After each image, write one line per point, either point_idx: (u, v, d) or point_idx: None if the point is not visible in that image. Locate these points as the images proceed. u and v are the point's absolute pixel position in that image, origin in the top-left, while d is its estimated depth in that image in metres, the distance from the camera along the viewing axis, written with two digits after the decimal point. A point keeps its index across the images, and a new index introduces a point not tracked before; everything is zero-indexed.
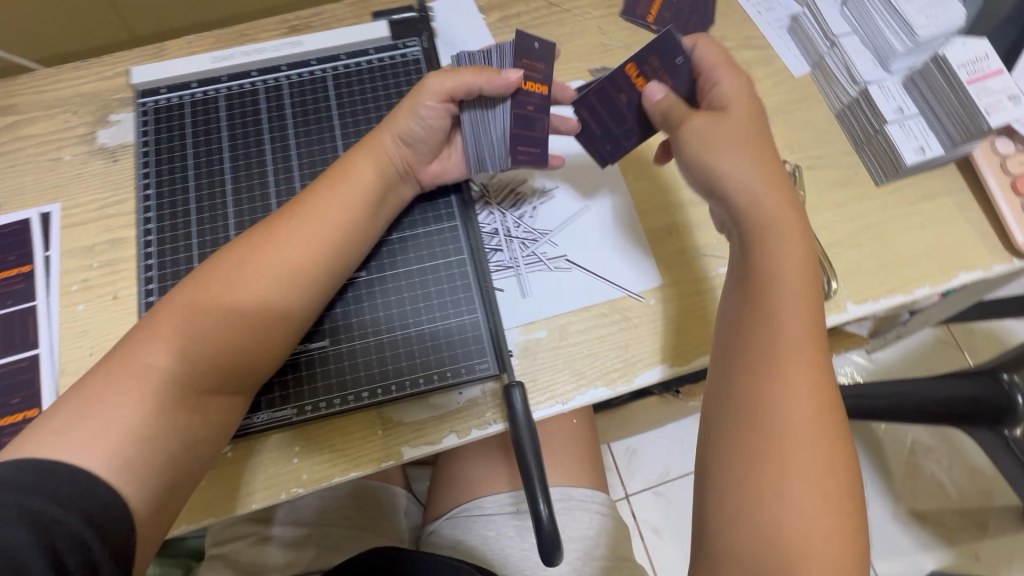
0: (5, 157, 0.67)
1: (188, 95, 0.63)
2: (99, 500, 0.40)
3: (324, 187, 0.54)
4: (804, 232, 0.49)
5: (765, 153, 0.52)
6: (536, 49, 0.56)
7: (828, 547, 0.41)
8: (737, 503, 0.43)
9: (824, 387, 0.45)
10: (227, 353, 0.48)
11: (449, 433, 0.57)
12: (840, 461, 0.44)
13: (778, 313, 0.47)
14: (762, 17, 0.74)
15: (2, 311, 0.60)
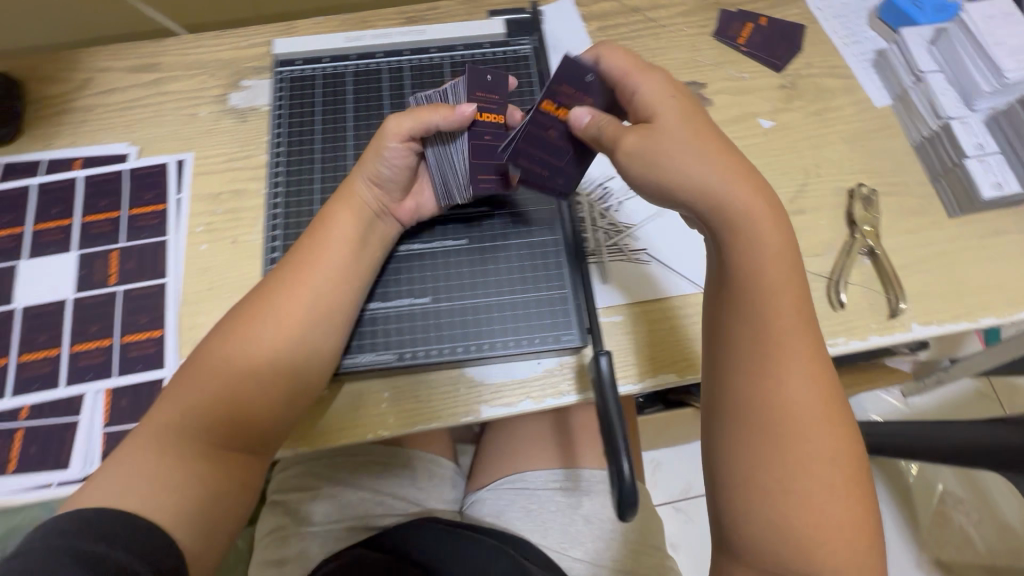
0: (148, 109, 0.75)
1: (320, 68, 0.71)
2: (144, 539, 0.47)
3: (310, 247, 0.58)
4: (780, 224, 0.49)
5: (726, 151, 0.51)
6: (489, 81, 0.59)
7: (838, 534, 0.46)
8: (752, 498, 0.47)
9: (823, 385, 0.48)
10: (224, 392, 0.53)
11: (525, 398, 0.61)
12: (844, 452, 0.48)
13: (770, 317, 0.48)
14: (849, 49, 0.78)
15: (137, 242, 0.66)
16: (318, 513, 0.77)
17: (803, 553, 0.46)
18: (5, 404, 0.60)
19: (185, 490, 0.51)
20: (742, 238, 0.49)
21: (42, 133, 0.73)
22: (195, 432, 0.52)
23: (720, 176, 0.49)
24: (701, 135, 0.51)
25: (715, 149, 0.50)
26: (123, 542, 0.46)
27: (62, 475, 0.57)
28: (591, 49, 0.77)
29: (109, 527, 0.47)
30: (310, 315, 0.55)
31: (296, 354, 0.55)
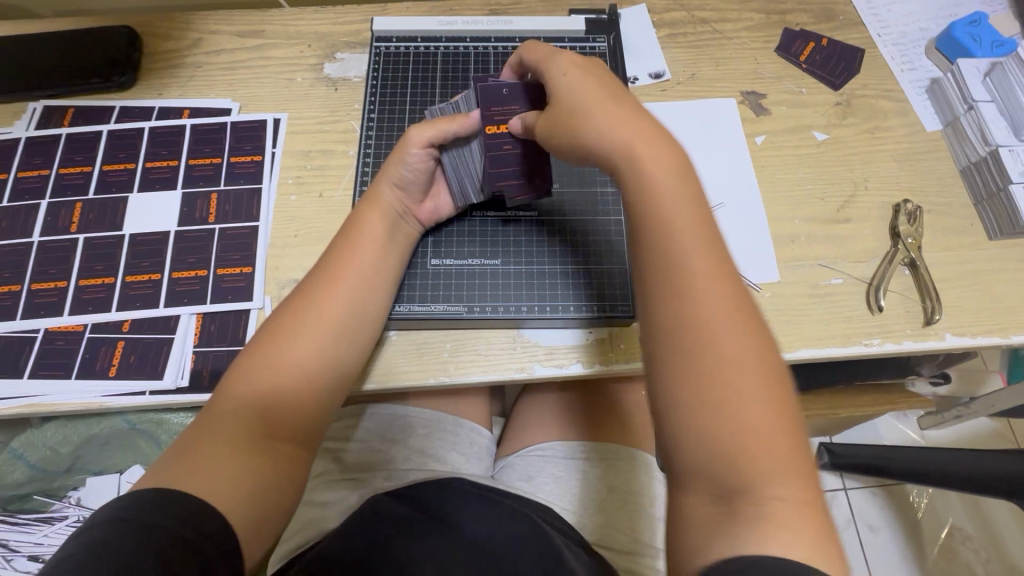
0: (250, 70, 0.81)
1: (413, 46, 0.78)
2: (200, 518, 0.45)
3: (340, 250, 0.61)
4: (675, 158, 0.51)
5: (643, 107, 0.54)
6: (504, 95, 0.64)
7: (772, 448, 0.42)
8: (685, 419, 0.44)
9: (737, 310, 0.46)
10: (271, 400, 0.54)
11: (574, 362, 0.66)
12: (769, 362, 0.44)
13: (672, 234, 0.48)
14: (904, 75, 0.82)
15: (235, 187, 0.73)
16: (359, 461, 0.79)
17: (740, 474, 0.42)
18: (109, 317, 0.66)
19: (239, 480, 0.49)
20: (659, 168, 0.50)
21: (155, 83, 0.80)
22: (235, 423, 0.52)
23: (630, 123, 0.52)
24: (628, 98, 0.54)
25: (629, 108, 0.53)
26: (173, 513, 0.44)
27: (156, 383, 0.64)
28: (659, 54, 0.82)
29: (163, 497, 0.45)
30: (343, 314, 0.58)
31: (333, 348, 0.57)
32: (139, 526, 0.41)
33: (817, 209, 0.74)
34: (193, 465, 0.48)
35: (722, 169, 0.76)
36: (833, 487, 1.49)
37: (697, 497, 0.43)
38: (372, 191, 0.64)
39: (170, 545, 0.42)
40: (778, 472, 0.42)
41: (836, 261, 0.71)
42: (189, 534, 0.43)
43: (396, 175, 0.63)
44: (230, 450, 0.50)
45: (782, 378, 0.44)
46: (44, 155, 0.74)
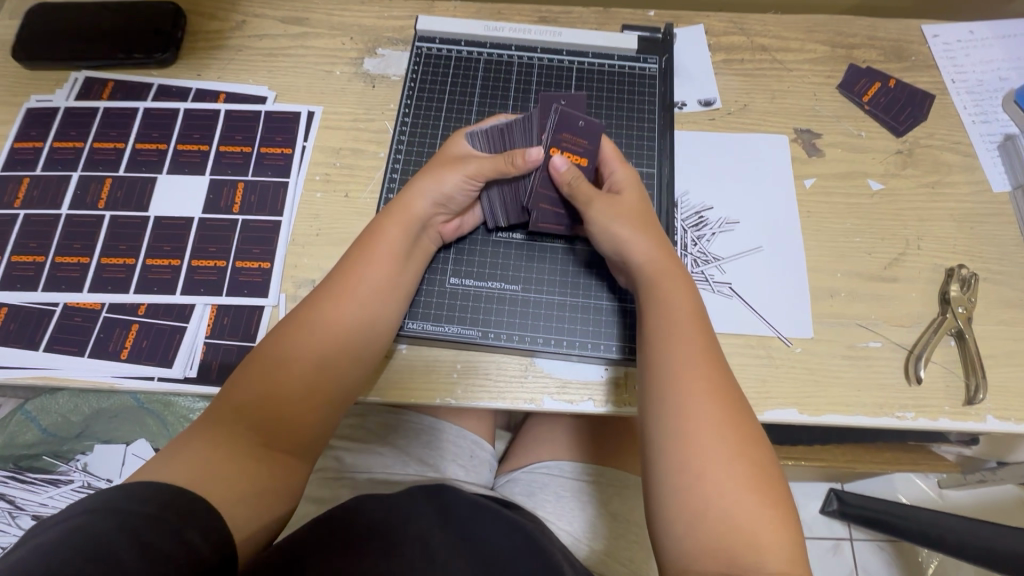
0: (290, 58, 0.80)
1: (456, 51, 0.76)
2: (195, 513, 0.44)
3: (359, 255, 0.59)
4: (679, 271, 0.59)
5: (646, 212, 0.62)
6: (581, 127, 0.64)
7: (766, 528, 0.46)
8: (684, 500, 0.47)
9: (729, 405, 0.51)
10: (273, 402, 0.53)
11: (586, 399, 0.64)
12: (756, 449, 0.49)
13: (672, 328, 0.54)
14: (976, 128, 0.76)
15: (263, 178, 0.72)
16: (359, 464, 0.78)
17: (739, 551, 0.45)
18: (126, 298, 0.66)
19: (236, 477, 0.48)
20: (662, 273, 0.58)
21: (196, 63, 0.79)
22: (230, 426, 0.51)
23: (637, 231, 0.60)
24: (636, 204, 0.62)
25: (638, 213, 0.61)
26: (151, 498, 0.43)
27: (165, 371, 0.64)
28: (712, 79, 0.78)
29: (150, 487, 0.44)
30: (355, 322, 0.57)
31: (338, 357, 0.56)
32: (117, 511, 0.41)
33: (863, 265, 0.69)
34: (186, 462, 0.48)
35: (765, 210, 0.72)
36: (840, 535, 1.45)
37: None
38: (402, 199, 0.62)
39: (148, 527, 0.41)
40: (773, 552, 0.45)
41: (876, 323, 0.67)
42: (170, 520, 0.42)
43: (433, 188, 0.62)
44: (227, 453, 0.49)
45: (771, 464, 0.49)
46: (80, 127, 0.75)
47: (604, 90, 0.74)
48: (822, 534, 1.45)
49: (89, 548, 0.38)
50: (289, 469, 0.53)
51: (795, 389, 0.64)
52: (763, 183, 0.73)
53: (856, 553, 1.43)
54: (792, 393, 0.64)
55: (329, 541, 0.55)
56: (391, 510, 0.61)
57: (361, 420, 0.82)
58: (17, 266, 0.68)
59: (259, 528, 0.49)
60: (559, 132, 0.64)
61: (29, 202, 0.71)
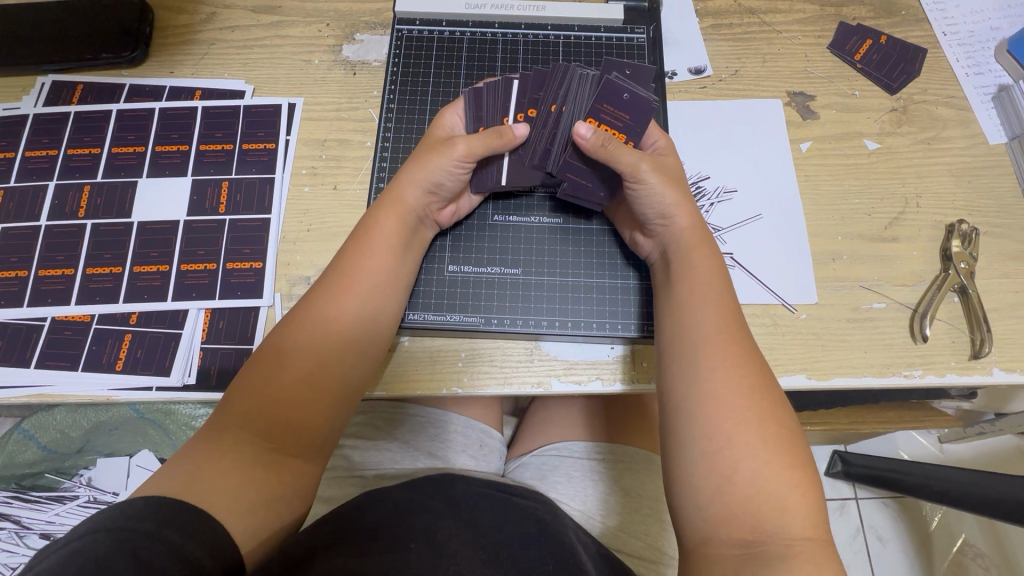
0: (266, 49, 0.77)
1: (437, 31, 0.73)
2: (197, 524, 0.43)
3: (354, 248, 0.58)
4: (707, 242, 0.58)
5: (679, 177, 0.60)
6: (625, 100, 0.60)
7: (789, 491, 0.46)
8: (708, 467, 0.47)
9: (755, 372, 0.50)
10: (278, 403, 0.51)
11: (594, 379, 0.63)
12: (779, 413, 0.49)
13: (698, 299, 0.54)
14: (969, 80, 0.75)
15: (247, 176, 0.70)
16: (369, 461, 0.77)
17: (763, 515, 0.45)
18: (116, 309, 0.64)
19: (246, 480, 0.48)
20: (692, 240, 0.57)
21: (168, 60, 0.76)
22: (240, 430, 0.50)
23: (673, 194, 0.58)
24: (665, 168, 0.60)
25: (676, 176, 0.60)
26: (151, 514, 0.42)
27: (163, 380, 0.62)
28: (702, 46, 0.76)
29: (148, 502, 0.43)
30: (360, 317, 0.56)
31: (343, 354, 0.55)
32: (112, 531, 0.41)
33: (863, 226, 0.69)
34: (188, 469, 0.47)
35: (762, 178, 0.71)
36: (845, 496, 1.47)
37: (719, 546, 0.45)
38: (393, 190, 0.60)
39: (145, 543, 0.41)
40: (795, 514, 0.45)
41: (879, 283, 0.66)
42: (171, 536, 0.41)
43: (426, 176, 0.59)
44: (233, 457, 0.48)
45: (794, 428, 0.49)
46: (52, 134, 0.72)
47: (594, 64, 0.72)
48: (828, 496, 1.48)
49: (85, 569, 0.38)
50: (300, 471, 0.52)
51: (802, 354, 0.64)
52: (760, 151, 0.72)
53: (861, 511, 1.46)
54: (800, 359, 0.63)
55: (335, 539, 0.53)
56: (401, 504, 0.59)
57: (366, 417, 0.81)
58: None
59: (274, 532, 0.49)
60: (601, 102, 0.61)
61: (6, 216, 0.68)
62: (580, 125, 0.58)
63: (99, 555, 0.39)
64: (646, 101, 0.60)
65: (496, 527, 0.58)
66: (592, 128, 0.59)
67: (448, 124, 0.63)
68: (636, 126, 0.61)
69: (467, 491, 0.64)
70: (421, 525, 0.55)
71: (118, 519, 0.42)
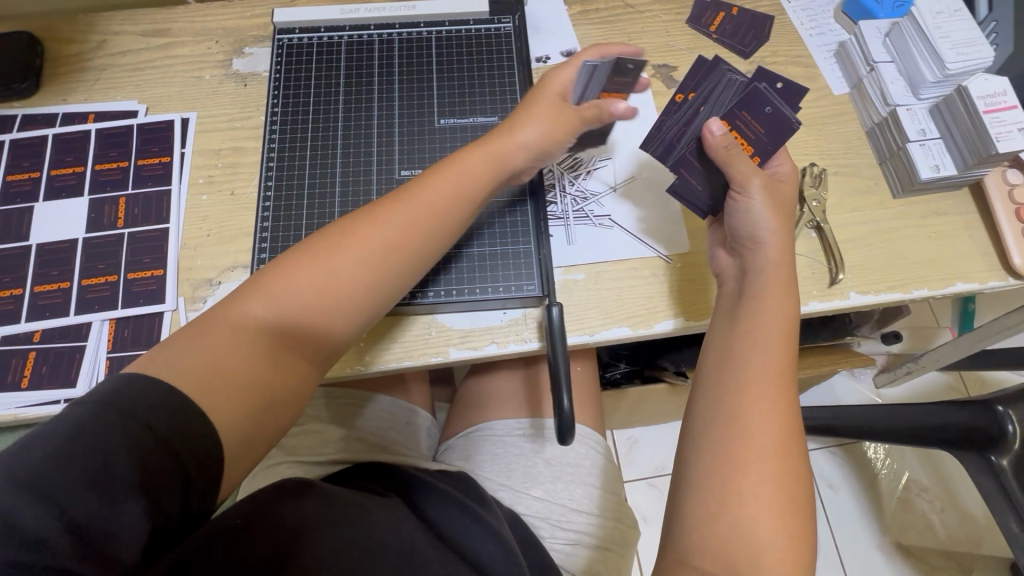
0: (157, 70, 0.80)
1: (316, 37, 0.78)
2: (201, 426, 0.46)
3: (433, 177, 0.61)
4: (792, 300, 0.58)
5: (788, 210, 0.63)
6: (766, 113, 0.63)
7: (779, 551, 0.48)
8: (707, 503, 0.50)
9: (795, 431, 0.53)
10: (313, 339, 0.54)
11: (489, 343, 0.67)
12: (801, 477, 0.51)
13: (757, 347, 0.56)
14: (813, 40, 0.83)
15: (144, 190, 0.72)
16: (294, 450, 0.78)
17: (746, 557, 0.48)
18: (19, 328, 0.66)
19: (252, 395, 0.50)
20: (771, 287, 0.58)
21: (60, 88, 0.78)
22: (270, 338, 0.53)
23: (773, 230, 0.60)
24: (780, 200, 0.62)
25: (783, 210, 0.62)
26: (165, 406, 0.45)
27: (70, 391, 0.64)
28: (571, 31, 0.82)
29: (157, 386, 0.46)
30: (408, 259, 0.58)
31: (378, 294, 0.57)
32: (125, 421, 0.43)
33: None
34: (219, 353, 0.50)
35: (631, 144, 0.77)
36: None
37: (693, 569, 0.49)
38: (493, 137, 0.63)
39: (150, 451, 0.43)
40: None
41: None
42: (178, 449, 0.44)
43: (518, 134, 0.63)
44: (257, 365, 0.51)
45: (807, 494, 0.51)
46: None
47: (465, 54, 0.77)
48: None
49: (86, 465, 0.40)
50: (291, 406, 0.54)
51: (679, 299, 0.69)
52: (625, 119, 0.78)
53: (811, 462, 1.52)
54: (676, 304, 0.69)
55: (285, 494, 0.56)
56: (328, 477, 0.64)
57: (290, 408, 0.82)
58: None
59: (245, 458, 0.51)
60: (742, 108, 0.64)
61: None
62: (712, 122, 0.62)
63: (104, 448, 0.41)
64: (787, 120, 0.62)
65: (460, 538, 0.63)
66: (722, 130, 0.63)
67: (561, 80, 0.65)
68: (768, 141, 0.64)
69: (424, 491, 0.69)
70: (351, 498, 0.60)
71: (132, 399, 0.44)
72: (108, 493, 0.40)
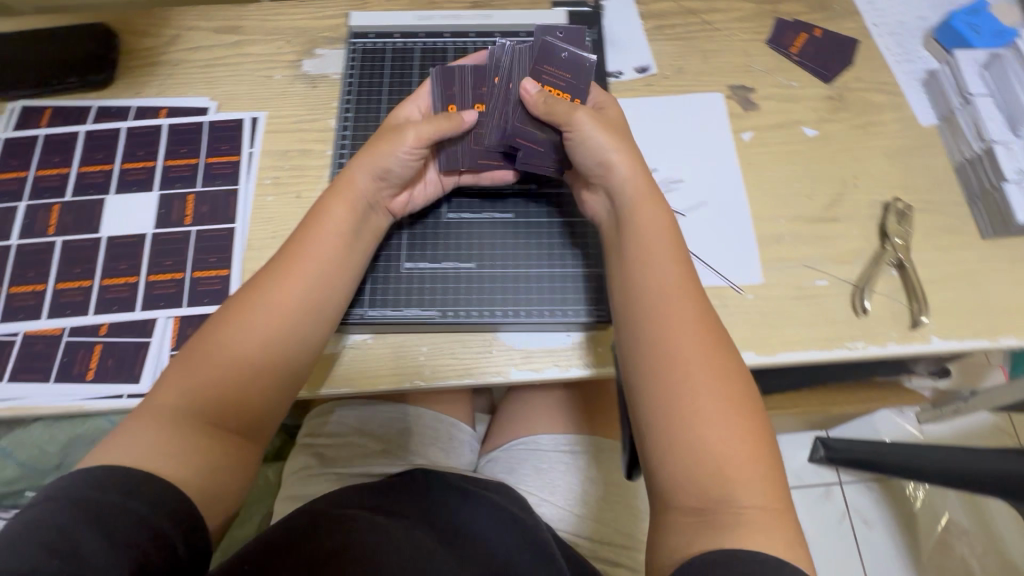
0: (229, 67, 0.80)
1: (390, 43, 0.77)
2: (152, 492, 0.45)
3: (303, 234, 0.60)
4: (662, 212, 0.59)
5: (624, 132, 0.63)
6: (563, 60, 0.66)
7: (740, 463, 0.48)
8: (663, 439, 0.50)
9: (717, 346, 0.53)
10: (226, 397, 0.53)
11: (551, 366, 0.66)
12: (733, 375, 0.52)
13: (644, 267, 0.57)
14: (900, 66, 0.79)
15: (212, 188, 0.73)
16: (339, 460, 0.78)
17: (712, 477, 0.48)
18: (87, 320, 0.67)
19: (198, 459, 0.49)
20: (641, 202, 0.59)
21: (134, 82, 0.79)
22: (192, 419, 0.51)
23: (621, 149, 0.60)
24: (611, 122, 0.63)
25: (617, 128, 0.63)
26: (110, 484, 0.44)
27: (133, 386, 0.64)
28: (646, 46, 0.80)
29: (77, 489, 0.44)
30: (303, 302, 0.57)
31: (288, 341, 0.56)
32: (77, 503, 0.43)
33: (803, 208, 0.72)
34: (139, 445, 0.48)
35: (704, 168, 0.74)
36: (829, 480, 1.49)
37: (675, 511, 0.48)
38: (348, 178, 0.62)
39: (113, 514, 0.43)
40: (743, 484, 0.47)
41: (818, 261, 0.69)
42: (137, 508, 0.44)
43: (374, 167, 0.61)
44: (171, 436, 0.49)
45: (746, 391, 0.51)
46: (22, 156, 0.74)
47: None
48: (813, 482, 1.49)
49: (48, 539, 0.40)
50: (241, 454, 0.53)
51: (748, 332, 0.66)
52: (700, 141, 0.75)
53: (846, 496, 1.47)
54: (745, 337, 0.66)
55: (313, 534, 0.55)
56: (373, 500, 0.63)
57: (337, 416, 0.82)
58: None
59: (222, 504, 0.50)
60: (542, 63, 0.66)
61: None
62: (524, 82, 0.63)
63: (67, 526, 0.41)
64: (583, 60, 0.66)
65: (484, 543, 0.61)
66: (538, 87, 0.63)
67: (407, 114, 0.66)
68: (577, 83, 0.66)
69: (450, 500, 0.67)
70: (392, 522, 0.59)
71: (80, 487, 0.44)
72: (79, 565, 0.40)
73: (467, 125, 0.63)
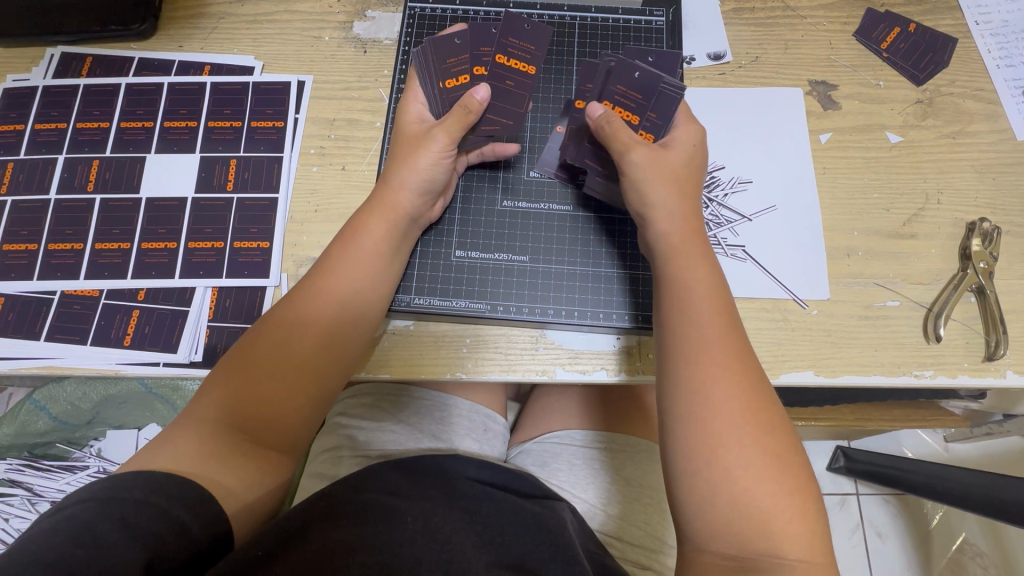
0: (275, 23, 0.75)
1: (450, 10, 0.74)
2: (181, 485, 0.45)
3: (339, 246, 0.57)
4: (709, 258, 0.55)
5: (681, 176, 0.57)
6: (637, 79, 0.58)
7: (789, 522, 0.44)
8: (695, 487, 0.46)
9: (759, 401, 0.48)
10: (253, 411, 0.51)
11: (599, 368, 0.63)
12: (776, 431, 0.47)
13: (694, 312, 0.51)
14: (1001, 72, 0.72)
15: (255, 154, 0.69)
16: (371, 441, 0.76)
17: (754, 532, 0.44)
18: (125, 284, 0.65)
19: (229, 468, 0.48)
20: (690, 247, 0.54)
21: (176, 33, 0.74)
22: (224, 432, 0.50)
23: (670, 198, 0.55)
24: (671, 168, 0.57)
25: (679, 172, 0.57)
26: (139, 481, 0.44)
27: (170, 356, 0.63)
28: (721, 30, 0.74)
29: (102, 487, 0.43)
30: (338, 320, 0.55)
31: (321, 355, 0.54)
32: (102, 499, 0.42)
33: (880, 221, 0.67)
34: (172, 454, 0.47)
35: (775, 168, 0.69)
36: (847, 490, 1.30)
37: (713, 557, 0.45)
38: (383, 189, 0.59)
39: (132, 508, 0.42)
40: (789, 535, 0.44)
41: (892, 281, 0.65)
42: (158, 499, 0.43)
43: (405, 172, 0.58)
44: (202, 441, 0.48)
45: (791, 445, 0.47)
46: (61, 107, 0.71)
47: (608, 46, 0.72)
48: (827, 490, 1.30)
49: (75, 531, 0.40)
50: (275, 463, 0.52)
51: (811, 350, 0.63)
52: (772, 138, 0.70)
53: (862, 507, 1.28)
54: (808, 356, 0.62)
55: (335, 516, 0.52)
56: (401, 483, 0.59)
57: (369, 397, 0.81)
58: (10, 254, 0.66)
59: (255, 506, 0.50)
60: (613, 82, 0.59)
61: (16, 187, 0.69)
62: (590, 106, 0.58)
63: (93, 519, 0.41)
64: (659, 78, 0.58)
65: (508, 529, 0.55)
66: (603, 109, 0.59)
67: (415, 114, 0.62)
68: (649, 108, 0.59)
69: (464, 486, 0.61)
70: (418, 507, 0.54)
71: (108, 485, 0.43)
72: (103, 557, 0.39)
73: (484, 103, 0.59)
